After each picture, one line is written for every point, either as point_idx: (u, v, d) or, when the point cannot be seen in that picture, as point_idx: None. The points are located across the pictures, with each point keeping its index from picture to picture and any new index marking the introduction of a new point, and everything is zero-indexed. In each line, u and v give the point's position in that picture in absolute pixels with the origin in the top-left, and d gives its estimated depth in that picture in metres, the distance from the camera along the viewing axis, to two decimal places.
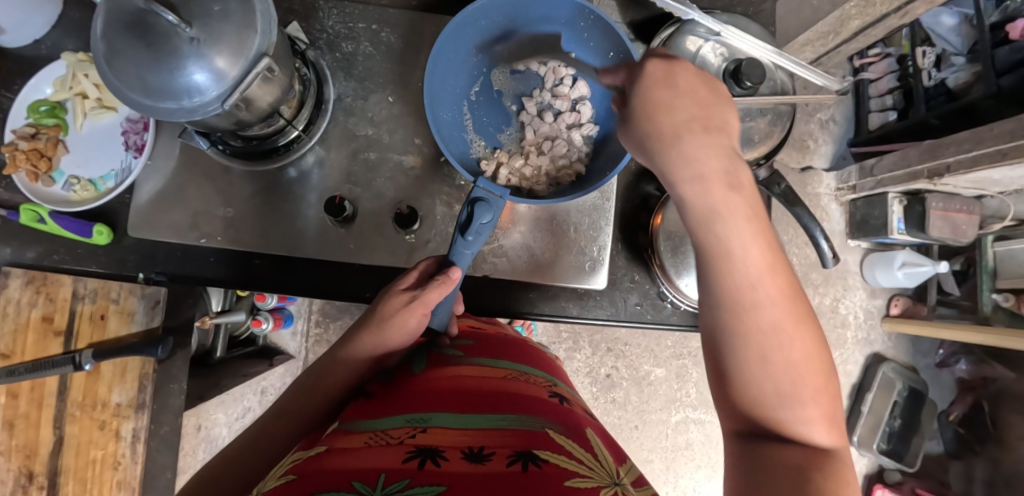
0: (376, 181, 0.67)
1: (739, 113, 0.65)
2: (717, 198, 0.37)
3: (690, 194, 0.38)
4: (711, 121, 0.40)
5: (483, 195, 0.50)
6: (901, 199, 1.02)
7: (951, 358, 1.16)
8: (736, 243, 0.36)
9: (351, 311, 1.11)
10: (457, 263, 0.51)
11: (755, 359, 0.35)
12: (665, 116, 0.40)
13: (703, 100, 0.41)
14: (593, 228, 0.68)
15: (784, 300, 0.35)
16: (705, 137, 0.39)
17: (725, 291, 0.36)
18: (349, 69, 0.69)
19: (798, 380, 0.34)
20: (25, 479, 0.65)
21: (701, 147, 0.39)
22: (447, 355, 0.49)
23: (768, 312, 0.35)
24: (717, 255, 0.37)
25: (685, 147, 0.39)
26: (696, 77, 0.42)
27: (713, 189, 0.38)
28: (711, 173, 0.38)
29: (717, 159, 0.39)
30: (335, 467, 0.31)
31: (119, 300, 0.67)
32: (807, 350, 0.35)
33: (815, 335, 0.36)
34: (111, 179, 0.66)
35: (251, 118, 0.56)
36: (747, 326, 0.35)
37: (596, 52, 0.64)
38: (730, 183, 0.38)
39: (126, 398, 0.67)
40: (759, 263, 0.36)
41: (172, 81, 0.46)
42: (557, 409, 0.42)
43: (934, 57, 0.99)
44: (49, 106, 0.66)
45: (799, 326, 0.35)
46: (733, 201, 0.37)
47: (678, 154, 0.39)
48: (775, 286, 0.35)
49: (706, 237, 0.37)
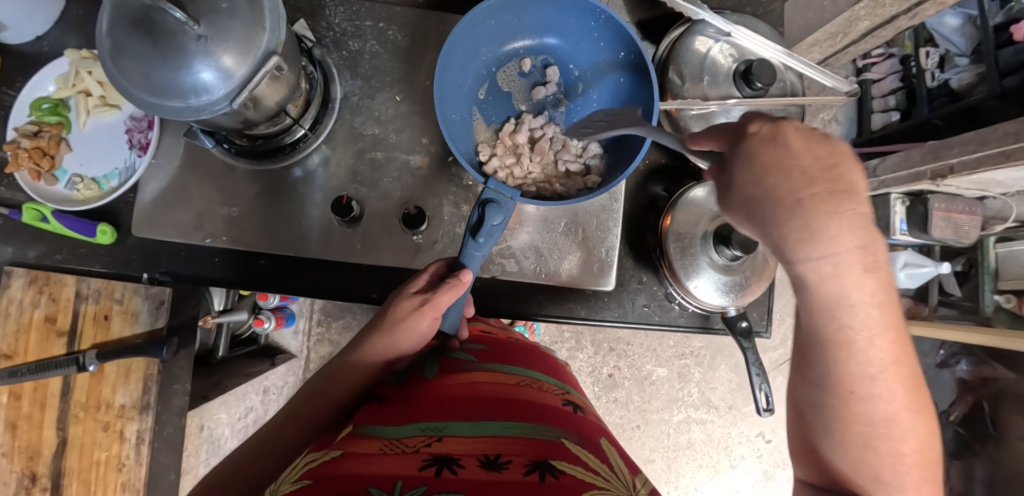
0: (383, 181, 0.67)
1: (748, 114, 0.65)
2: (847, 284, 0.30)
3: (813, 273, 0.30)
4: (838, 185, 0.30)
5: (493, 196, 0.49)
6: (904, 200, 1.01)
7: (951, 359, 1.16)
8: (861, 335, 0.31)
9: (353, 310, 1.11)
10: (468, 266, 0.51)
11: (861, 445, 0.33)
12: (779, 180, 0.31)
13: (825, 156, 0.31)
14: (602, 229, 0.68)
15: (902, 392, 0.32)
16: (842, 211, 0.29)
17: (835, 378, 0.32)
18: (355, 68, 0.68)
19: (901, 460, 0.32)
20: (27, 481, 0.64)
21: (836, 227, 0.29)
22: (459, 360, 0.49)
23: (886, 405, 0.32)
24: (836, 348, 0.32)
25: (817, 227, 0.29)
26: (810, 136, 0.32)
27: (845, 272, 0.30)
28: (847, 252, 0.29)
29: (854, 234, 0.29)
30: (350, 472, 0.31)
31: (123, 300, 0.66)
32: (916, 431, 0.33)
33: (925, 411, 0.34)
34: (115, 178, 0.66)
35: (257, 117, 0.55)
36: (856, 417, 0.32)
37: (606, 52, 0.64)
38: (865, 265, 0.30)
39: (131, 400, 0.67)
40: (884, 357, 0.31)
41: (178, 79, 0.46)
42: (572, 418, 0.42)
43: (937, 57, 0.99)
44: (51, 103, 0.65)
45: (911, 410, 0.32)
46: (868, 285, 0.30)
47: (799, 229, 0.30)
48: (895, 374, 0.31)
49: (819, 323, 0.32)
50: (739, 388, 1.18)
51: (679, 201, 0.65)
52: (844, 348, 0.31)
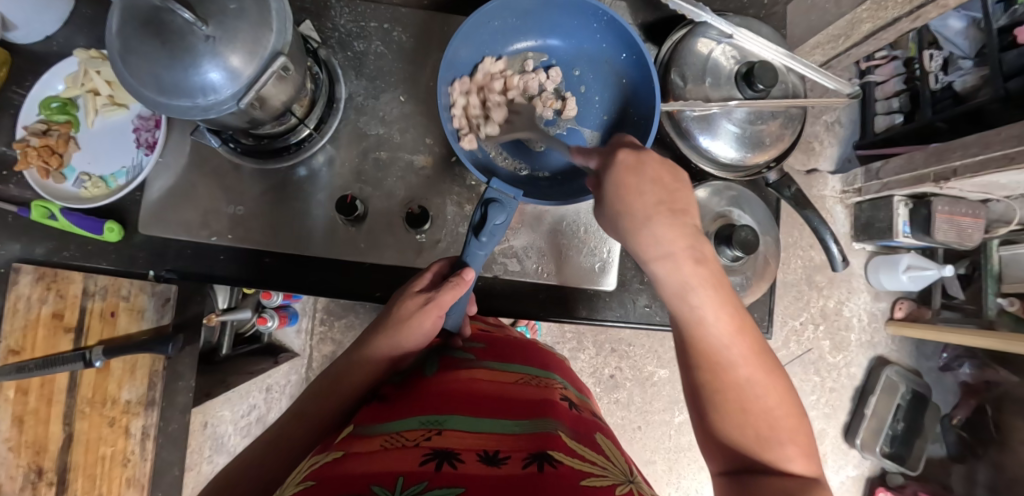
0: (387, 180, 0.67)
1: (749, 116, 0.65)
2: (686, 270, 0.44)
3: (660, 267, 0.45)
4: (675, 206, 0.46)
5: (497, 195, 0.50)
6: (907, 203, 1.01)
7: (954, 362, 1.15)
8: (706, 312, 0.43)
9: (356, 309, 1.12)
10: (470, 265, 0.51)
11: (733, 408, 0.40)
12: (636, 198, 0.46)
13: (668, 186, 0.47)
14: (603, 228, 0.68)
15: (753, 361, 0.41)
16: (672, 221, 0.45)
17: (698, 344, 0.42)
18: (360, 68, 0.69)
19: (773, 415, 0.39)
20: (34, 475, 0.65)
21: (671, 232, 0.45)
22: (460, 359, 0.50)
23: (742, 368, 0.41)
24: (692, 325, 0.43)
25: (655, 231, 0.45)
26: (661, 165, 0.47)
27: (681, 262, 0.44)
28: (679, 250, 0.45)
29: (681, 238, 0.45)
30: (352, 471, 0.31)
31: (129, 297, 0.67)
32: (783, 401, 0.40)
33: (786, 386, 0.41)
34: (122, 177, 0.67)
35: (264, 116, 0.56)
36: (723, 381, 0.41)
37: (608, 54, 0.64)
38: (696, 258, 0.44)
39: (136, 396, 0.68)
40: (725, 328, 0.42)
41: (186, 79, 0.46)
42: (572, 413, 0.42)
43: (941, 60, 0.99)
44: (61, 102, 0.66)
45: (769, 378, 0.41)
46: (700, 272, 0.44)
47: (646, 233, 0.46)
48: (741, 338, 0.42)
49: (678, 308, 0.44)
50: None
51: None
52: (714, 319, 0.43)
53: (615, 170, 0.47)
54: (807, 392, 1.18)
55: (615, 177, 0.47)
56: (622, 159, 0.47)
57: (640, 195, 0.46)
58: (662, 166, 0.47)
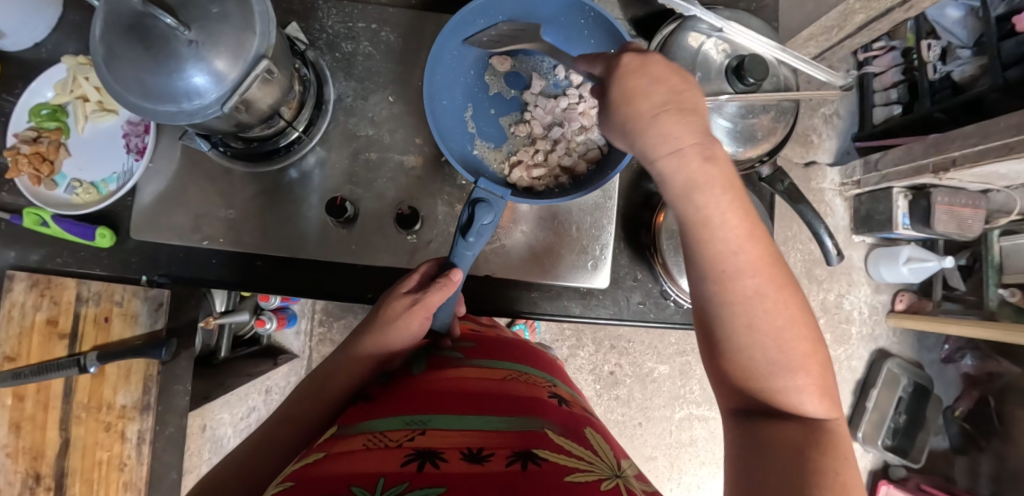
0: (377, 181, 0.67)
1: (741, 110, 0.64)
2: (693, 167, 0.38)
3: (666, 165, 0.39)
4: (684, 103, 0.39)
5: (484, 195, 0.49)
6: (906, 194, 1.01)
7: (956, 354, 1.15)
8: (714, 211, 0.37)
9: (354, 310, 1.13)
10: (458, 265, 0.51)
11: (741, 329, 0.35)
12: (640, 99, 0.40)
13: (676, 86, 0.40)
14: (595, 228, 0.68)
15: (767, 272, 0.35)
16: (681, 118, 0.39)
17: (708, 261, 0.36)
18: (348, 69, 0.68)
19: (783, 341, 0.34)
20: (31, 481, 0.65)
21: (681, 129, 0.38)
22: (448, 358, 0.49)
23: (751, 279, 0.35)
24: (699, 231, 0.37)
25: (662, 128, 0.39)
26: (668, 68, 0.41)
27: (688, 159, 0.38)
28: (687, 146, 0.38)
29: (692, 133, 0.38)
30: (334, 472, 0.31)
31: (123, 302, 0.66)
32: (799, 324, 0.35)
33: (803, 304, 0.36)
34: (113, 182, 0.67)
35: (251, 119, 0.56)
36: (728, 298, 0.35)
37: (596, 49, 0.63)
38: (706, 155, 0.38)
39: (131, 400, 0.68)
40: (737, 233, 0.36)
41: (170, 84, 0.46)
42: (559, 411, 0.42)
43: (939, 50, 0.98)
44: (50, 109, 0.66)
45: (784, 295, 0.35)
46: (709, 170, 0.37)
47: (656, 134, 0.39)
48: (753, 246, 0.36)
49: (682, 209, 0.38)
50: None
51: None
52: (733, 234, 0.36)
53: (617, 77, 0.41)
54: None
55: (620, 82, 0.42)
56: (621, 66, 0.42)
57: (644, 94, 0.40)
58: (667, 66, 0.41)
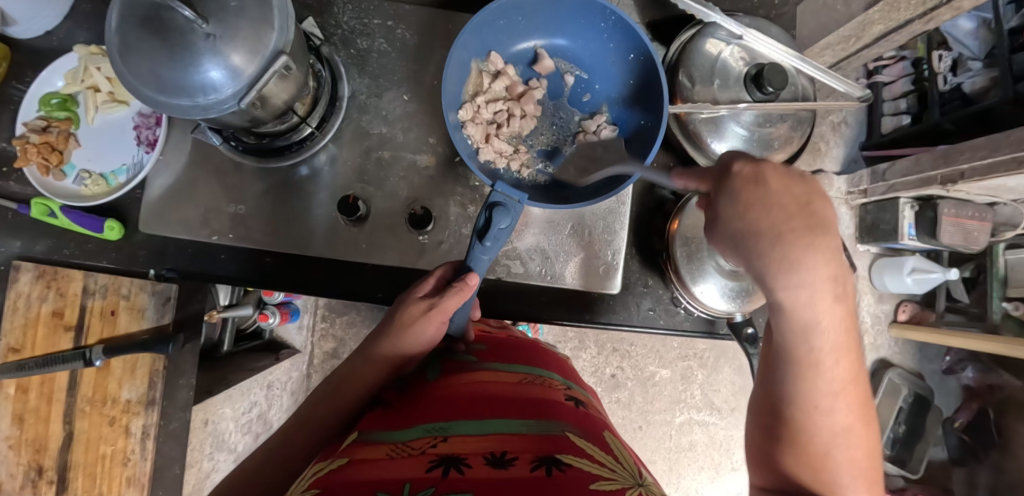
0: (389, 180, 0.67)
1: (758, 118, 0.64)
2: (822, 307, 0.34)
3: (792, 300, 0.34)
4: (813, 220, 0.34)
5: (501, 199, 0.49)
6: (913, 205, 1.00)
7: (957, 365, 1.16)
8: (826, 355, 0.35)
9: (357, 306, 1.13)
10: (474, 269, 0.50)
11: (819, 453, 0.36)
12: (761, 213, 0.35)
13: (801, 197, 0.35)
14: (608, 231, 0.67)
15: (848, 383, 0.36)
16: (816, 243, 0.33)
17: (802, 395, 0.36)
18: (363, 66, 0.68)
19: (854, 466, 0.36)
20: (34, 474, 0.65)
21: (814, 258, 0.33)
22: (463, 362, 0.49)
23: (842, 416, 0.35)
24: (804, 366, 0.36)
25: (793, 255, 0.33)
26: (789, 177, 0.35)
27: (820, 295, 0.34)
28: (822, 282, 0.33)
29: (828, 265, 0.33)
30: (358, 479, 0.31)
31: (129, 297, 0.66)
32: (866, 446, 0.36)
33: (873, 431, 0.37)
34: (122, 174, 0.66)
35: (265, 115, 0.55)
36: (814, 426, 0.36)
37: (615, 54, 0.63)
38: (837, 295, 0.34)
39: (136, 395, 0.67)
40: (842, 376, 0.35)
41: (186, 77, 0.46)
42: (577, 413, 0.41)
43: (951, 61, 0.98)
44: (61, 99, 0.65)
45: (862, 428, 0.36)
46: (835, 313, 0.34)
47: (780, 260, 0.34)
48: (853, 388, 0.36)
49: (794, 345, 0.36)
50: (741, 391, 1.18)
51: (686, 205, 0.65)
52: (841, 376, 0.35)
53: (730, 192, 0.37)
54: None
55: (734, 196, 0.36)
56: (737, 172, 0.37)
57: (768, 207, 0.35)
58: (792, 178, 0.35)
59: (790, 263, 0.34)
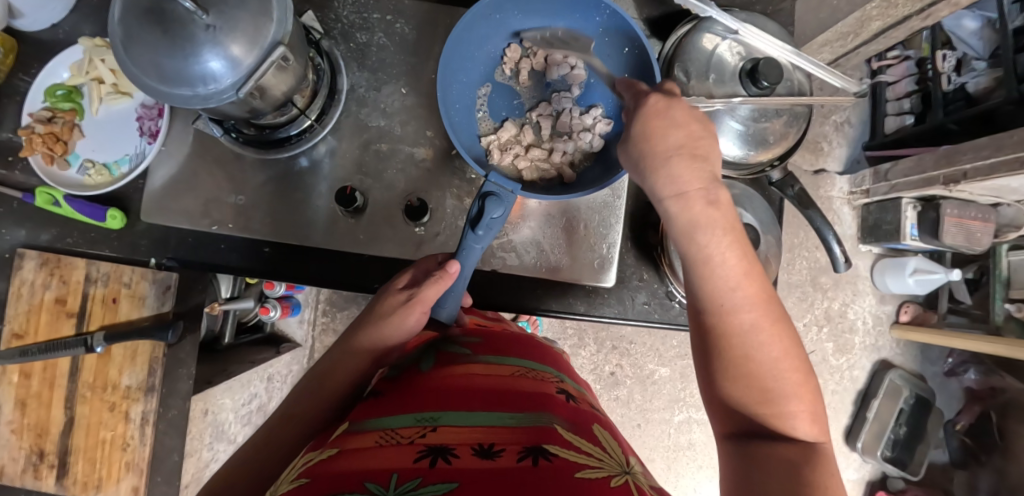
0: (387, 172, 0.67)
1: (754, 113, 0.64)
2: (698, 209, 0.41)
3: (674, 206, 0.42)
4: (698, 149, 0.43)
5: (494, 189, 0.50)
6: (915, 205, 1.01)
7: (959, 368, 1.16)
8: (716, 251, 0.40)
9: (357, 301, 1.16)
10: (465, 260, 0.51)
11: (738, 357, 0.37)
12: (658, 139, 0.43)
13: (694, 131, 0.43)
14: (603, 226, 0.68)
15: (743, 279, 0.39)
16: (691, 163, 0.42)
17: (707, 297, 0.39)
18: (362, 60, 0.68)
19: (778, 370, 0.36)
20: (35, 457, 0.66)
21: (687, 171, 0.42)
22: (456, 354, 0.48)
23: (749, 314, 0.37)
24: (700, 267, 0.40)
25: (672, 169, 0.42)
26: (688, 111, 0.44)
27: (694, 202, 0.41)
28: (693, 190, 0.41)
29: (698, 179, 0.42)
30: (346, 469, 0.31)
31: (131, 284, 0.67)
32: (788, 347, 0.37)
33: (795, 336, 0.38)
34: (125, 164, 0.67)
35: (264, 106, 0.56)
36: (726, 327, 0.38)
37: (610, 48, 0.63)
38: (711, 200, 0.41)
39: (136, 382, 0.68)
40: (735, 270, 0.39)
41: (186, 68, 0.47)
42: (569, 408, 0.42)
43: (954, 61, 0.97)
44: (66, 90, 0.67)
45: (783, 334, 0.37)
46: (713, 214, 0.41)
47: (663, 172, 0.43)
48: (751, 282, 0.39)
49: (687, 246, 0.41)
50: None
51: None
52: (732, 271, 0.39)
53: (640, 117, 0.45)
54: None
55: (642, 121, 0.45)
56: (650, 103, 0.45)
57: (663, 135, 0.43)
58: (691, 112, 0.44)
59: (673, 183, 0.42)
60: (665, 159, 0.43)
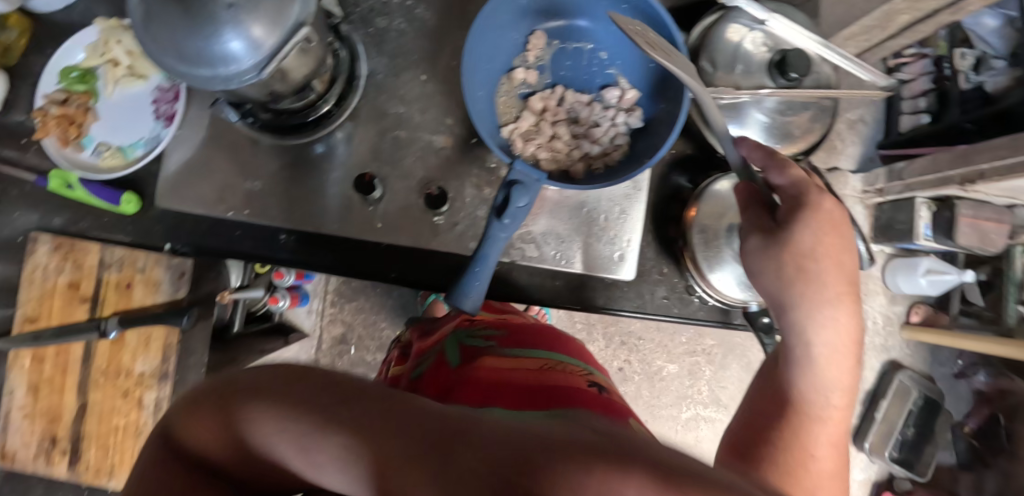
0: (406, 159, 0.65)
1: (780, 105, 0.64)
2: (836, 349, 0.47)
3: (819, 342, 0.47)
4: (851, 290, 0.48)
5: (520, 178, 0.48)
6: (930, 205, 1.00)
7: (969, 369, 1.15)
8: (832, 393, 0.48)
9: (366, 292, 1.15)
10: (490, 247, 0.50)
11: (805, 469, 0.47)
12: (826, 270, 0.46)
13: (845, 266, 0.47)
14: (623, 218, 0.66)
15: (836, 415, 0.48)
16: (847, 308, 0.47)
17: (801, 420, 0.48)
18: (381, 45, 0.67)
19: (824, 479, 0.48)
20: (48, 443, 0.66)
21: (838, 317, 0.47)
22: (483, 347, 0.52)
23: (824, 444, 0.48)
24: (805, 396, 0.48)
25: (834, 313, 0.46)
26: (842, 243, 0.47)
27: (838, 343, 0.47)
28: (840, 334, 0.47)
29: (843, 324, 0.47)
30: None
31: (145, 270, 0.65)
32: (834, 465, 0.48)
33: (842, 460, 0.49)
34: (139, 148, 0.66)
35: (284, 89, 0.55)
36: (807, 447, 0.47)
37: (636, 37, 0.60)
38: (849, 340, 0.48)
39: (150, 368, 0.67)
40: (836, 407, 0.48)
41: (207, 47, 0.45)
42: (600, 401, 0.44)
43: (973, 59, 0.96)
44: (80, 72, 0.66)
45: (835, 457, 0.49)
46: (842, 357, 0.47)
47: (818, 305, 0.46)
48: (838, 420, 0.49)
49: (809, 377, 0.48)
50: None
51: (704, 192, 0.64)
52: (835, 407, 0.48)
53: (807, 232, 0.46)
54: None
55: (814, 236, 0.46)
56: (820, 216, 0.46)
57: (825, 267, 0.46)
58: (845, 241, 0.47)
59: (824, 298, 0.46)
60: (823, 278, 0.46)
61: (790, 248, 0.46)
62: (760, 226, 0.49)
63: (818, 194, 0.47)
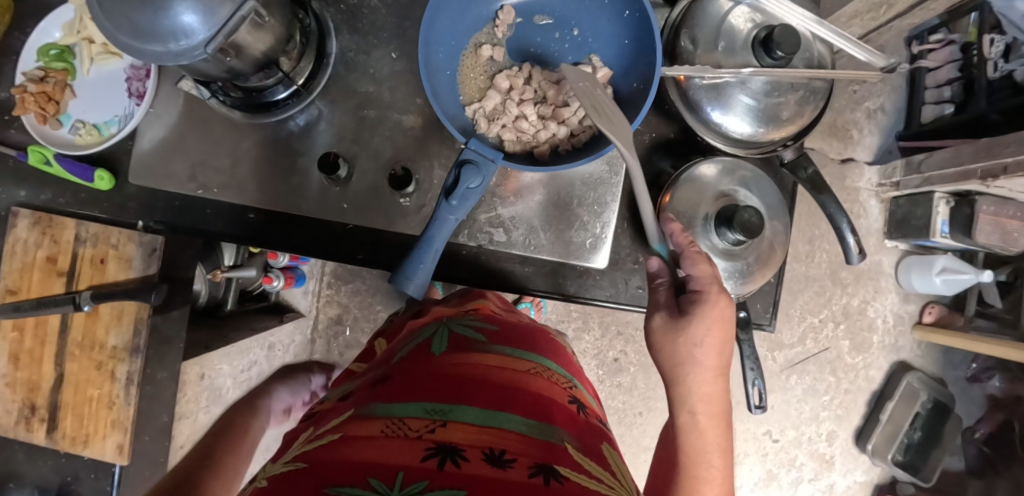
0: (375, 139, 0.64)
1: (767, 86, 0.59)
2: (709, 427, 0.50)
3: (698, 413, 0.49)
4: (724, 368, 0.51)
5: (473, 157, 0.47)
6: (949, 200, 0.94)
7: (983, 374, 1.10)
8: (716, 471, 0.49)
9: (362, 274, 1.16)
10: (442, 224, 0.49)
11: None
12: (704, 351, 0.49)
13: (722, 343, 0.49)
14: (597, 203, 0.63)
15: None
16: (718, 384, 0.50)
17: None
18: (353, 23, 0.65)
19: None
20: (28, 411, 0.68)
21: (709, 392, 0.50)
22: (470, 342, 0.49)
23: None
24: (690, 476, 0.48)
25: (705, 389, 0.50)
26: (724, 323, 0.49)
27: (712, 417, 0.50)
28: (712, 410, 0.50)
29: (715, 399, 0.50)
30: (351, 462, 0.29)
31: (119, 246, 0.66)
32: None
33: None
34: (114, 125, 0.66)
35: (243, 65, 0.53)
36: None
37: (610, 9, 0.57)
38: (720, 415, 0.50)
39: (122, 341, 0.67)
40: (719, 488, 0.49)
41: (155, 21, 0.44)
42: (579, 421, 0.43)
43: (1003, 46, 0.85)
44: (58, 50, 0.66)
45: None
46: (717, 434, 0.50)
47: (696, 379, 0.49)
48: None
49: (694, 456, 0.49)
50: None
51: (682, 178, 0.62)
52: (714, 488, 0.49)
53: (697, 313, 0.48)
54: (819, 392, 1.13)
55: (699, 316, 0.48)
56: (704, 296, 0.49)
57: (702, 344, 0.49)
58: (724, 322, 0.49)
59: (702, 377, 0.49)
60: (704, 360, 0.49)
61: (685, 336, 0.48)
62: (666, 307, 0.51)
63: (717, 294, 0.49)
